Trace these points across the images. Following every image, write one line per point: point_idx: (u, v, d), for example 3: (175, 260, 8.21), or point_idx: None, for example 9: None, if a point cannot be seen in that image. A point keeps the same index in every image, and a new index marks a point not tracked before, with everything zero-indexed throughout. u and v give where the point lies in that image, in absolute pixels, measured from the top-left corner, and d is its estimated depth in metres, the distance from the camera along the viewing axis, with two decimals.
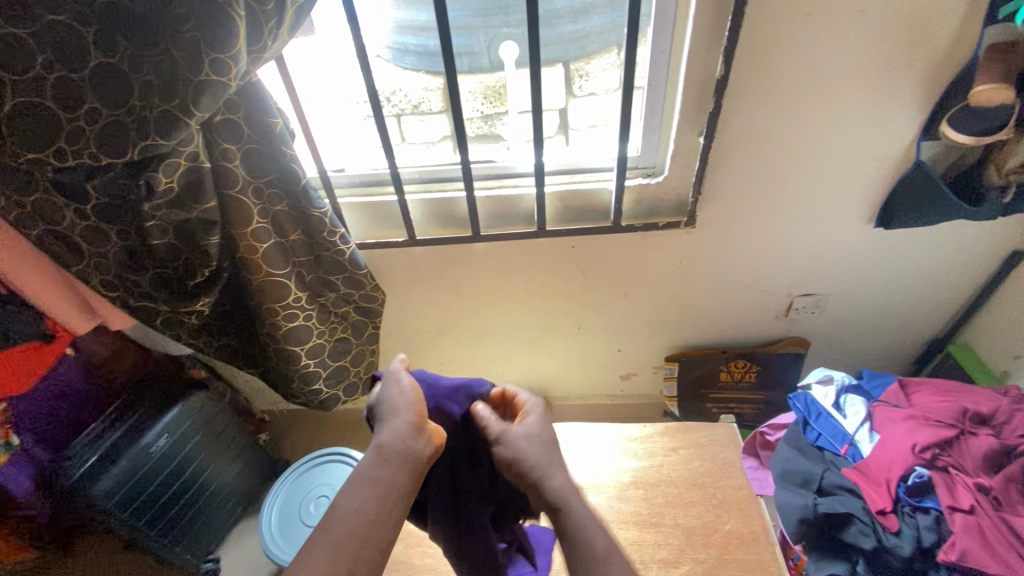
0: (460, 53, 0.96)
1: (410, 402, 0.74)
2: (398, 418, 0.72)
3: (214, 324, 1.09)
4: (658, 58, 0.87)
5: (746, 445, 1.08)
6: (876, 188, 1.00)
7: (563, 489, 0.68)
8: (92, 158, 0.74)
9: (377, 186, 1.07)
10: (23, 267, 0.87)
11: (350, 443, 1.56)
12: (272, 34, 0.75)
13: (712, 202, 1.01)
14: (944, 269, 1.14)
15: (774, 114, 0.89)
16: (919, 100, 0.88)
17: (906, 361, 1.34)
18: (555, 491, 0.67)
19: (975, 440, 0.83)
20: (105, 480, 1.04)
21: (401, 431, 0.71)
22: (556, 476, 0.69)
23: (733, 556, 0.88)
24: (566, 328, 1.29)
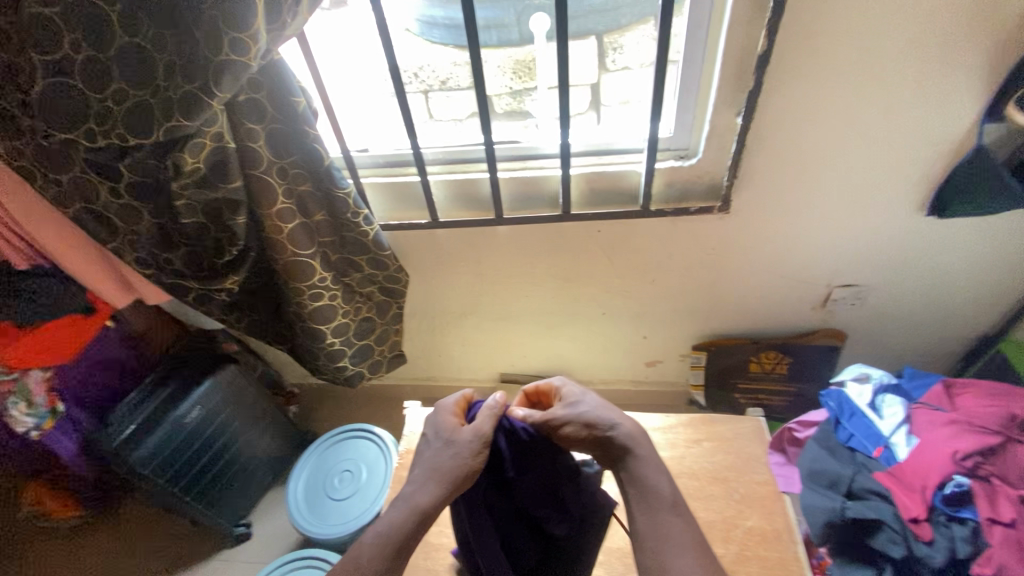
0: (489, 26, 0.93)
1: (479, 454, 0.71)
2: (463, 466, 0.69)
3: (245, 300, 1.10)
4: (694, 32, 0.81)
5: (773, 441, 1.05)
6: (931, 174, 0.92)
7: (627, 435, 0.71)
8: (120, 138, 0.75)
9: (400, 166, 1.06)
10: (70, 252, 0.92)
11: (375, 418, 1.60)
12: (291, 11, 0.72)
13: (748, 186, 0.96)
14: (1002, 262, 1.06)
15: (820, 93, 0.83)
16: (987, 78, 0.80)
17: (951, 357, 1.26)
18: (624, 438, 0.70)
19: (1022, 449, 0.78)
20: (140, 448, 1.09)
21: (448, 482, 0.69)
22: (625, 424, 0.72)
23: (754, 553, 0.86)
24: (590, 313, 1.26)
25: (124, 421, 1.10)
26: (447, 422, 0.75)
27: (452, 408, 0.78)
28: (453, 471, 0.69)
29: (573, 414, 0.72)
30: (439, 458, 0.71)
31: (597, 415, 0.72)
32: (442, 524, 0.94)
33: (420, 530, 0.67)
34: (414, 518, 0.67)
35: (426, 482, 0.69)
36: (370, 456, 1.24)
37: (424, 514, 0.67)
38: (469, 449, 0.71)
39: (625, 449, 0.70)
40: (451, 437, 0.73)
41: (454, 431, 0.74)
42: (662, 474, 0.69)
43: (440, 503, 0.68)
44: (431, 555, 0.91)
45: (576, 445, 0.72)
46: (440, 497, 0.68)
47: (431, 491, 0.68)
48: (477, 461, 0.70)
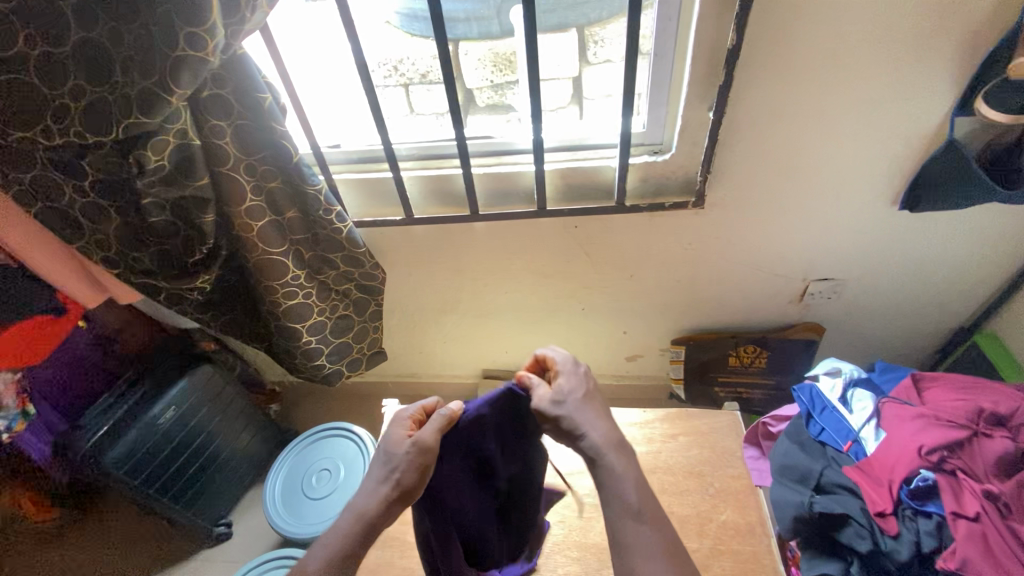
0: (468, 18, 0.92)
1: (415, 469, 0.66)
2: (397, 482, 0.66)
3: (220, 299, 1.08)
4: (665, 25, 0.80)
5: (748, 435, 1.07)
6: (903, 168, 0.93)
7: (600, 444, 0.67)
8: (79, 135, 0.73)
9: (373, 162, 1.05)
10: (41, 251, 0.89)
11: (357, 415, 1.59)
12: (250, 5, 0.70)
13: (722, 180, 0.96)
14: (974, 256, 1.06)
15: (790, 88, 0.83)
16: (955, 73, 0.80)
17: (928, 350, 1.27)
18: (590, 448, 0.67)
19: (989, 442, 0.79)
20: (113, 450, 1.07)
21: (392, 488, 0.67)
22: (596, 431, 0.68)
23: (727, 547, 0.86)
24: (570, 308, 1.26)
25: (96, 424, 1.09)
26: (395, 434, 0.69)
27: (408, 418, 0.72)
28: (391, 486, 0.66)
29: (563, 410, 0.69)
30: (380, 470, 0.68)
31: (582, 418, 0.68)
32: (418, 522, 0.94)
33: (365, 540, 0.66)
34: (359, 526, 0.66)
35: (371, 492, 0.67)
36: (348, 455, 1.24)
37: (368, 523, 0.66)
38: (405, 464, 0.66)
39: (596, 459, 0.66)
40: (393, 449, 0.68)
41: (397, 443, 0.68)
42: (633, 480, 0.65)
43: (384, 513, 0.67)
44: (405, 554, 0.90)
45: (557, 437, 0.70)
46: (381, 509, 0.66)
47: (374, 503, 0.67)
48: (415, 477, 0.66)
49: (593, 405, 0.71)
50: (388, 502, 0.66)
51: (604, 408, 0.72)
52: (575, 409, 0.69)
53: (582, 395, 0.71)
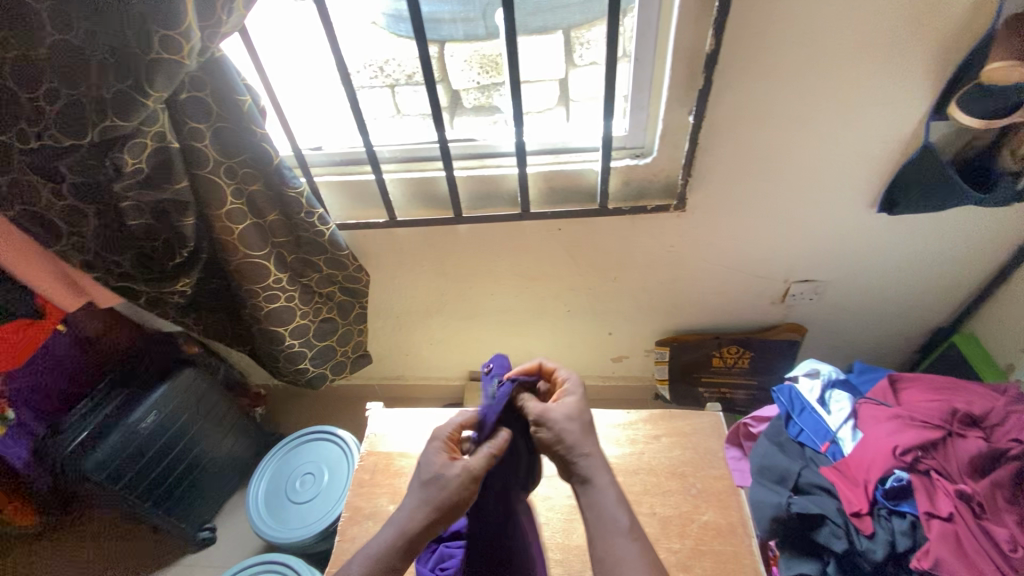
0: (454, 19, 0.91)
1: (464, 487, 0.68)
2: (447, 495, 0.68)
3: (202, 302, 1.07)
4: (645, 28, 0.80)
5: (729, 436, 1.08)
6: (881, 171, 0.94)
7: (594, 464, 0.70)
8: (55, 138, 0.72)
9: (354, 165, 1.04)
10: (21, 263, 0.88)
11: (343, 417, 1.58)
12: (226, 8, 0.69)
13: (704, 183, 0.96)
14: (952, 258, 1.08)
15: (768, 92, 0.83)
16: (930, 79, 0.81)
17: (908, 350, 1.29)
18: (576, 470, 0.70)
19: (963, 442, 0.80)
20: (94, 457, 1.06)
21: (431, 516, 0.67)
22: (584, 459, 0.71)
23: (709, 547, 0.86)
24: (556, 310, 1.26)
25: (76, 433, 1.07)
26: (436, 458, 0.71)
27: (443, 442, 0.73)
28: (439, 501, 0.67)
29: (552, 421, 0.73)
30: (421, 490, 0.69)
31: (573, 436, 0.72)
32: None
33: (409, 553, 0.67)
34: (403, 544, 0.66)
35: (414, 509, 0.68)
36: (332, 458, 1.23)
37: (412, 539, 0.67)
38: (452, 480, 0.68)
39: (587, 477, 0.69)
40: (435, 464, 0.70)
41: (443, 466, 0.70)
42: (615, 497, 0.69)
43: (428, 527, 0.67)
44: None
45: (549, 453, 0.73)
46: (428, 525, 0.67)
47: (417, 518, 0.67)
48: (464, 497, 0.68)
49: (582, 423, 0.74)
50: (436, 518, 0.67)
51: (591, 428, 0.75)
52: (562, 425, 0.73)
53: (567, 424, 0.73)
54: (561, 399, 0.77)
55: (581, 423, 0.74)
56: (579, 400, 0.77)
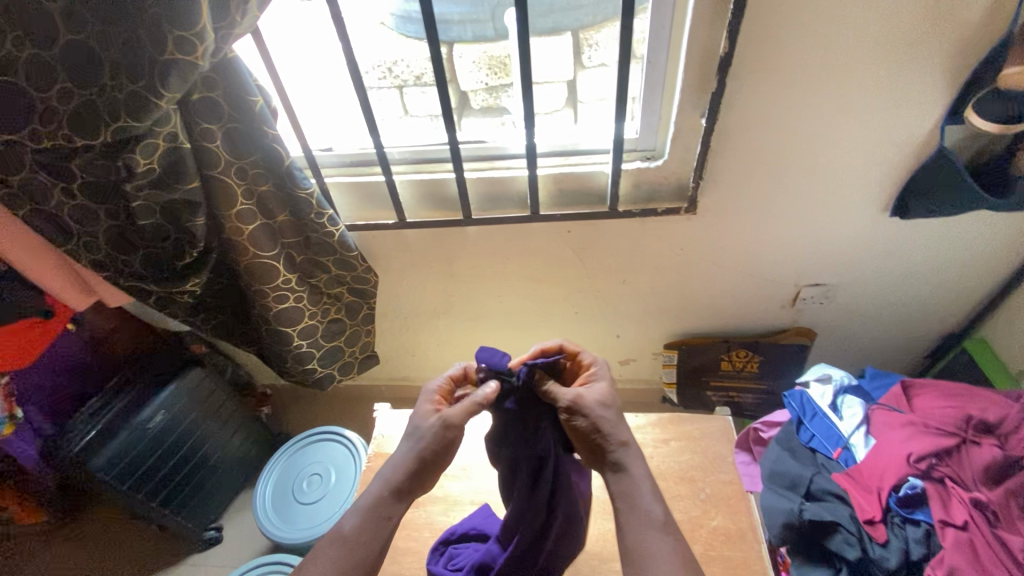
0: (464, 20, 0.91)
1: (438, 441, 0.67)
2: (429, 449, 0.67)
3: (211, 302, 1.07)
4: (658, 31, 0.80)
5: (739, 441, 1.08)
6: (894, 175, 0.93)
7: (628, 456, 0.66)
8: (67, 139, 0.72)
9: (364, 166, 1.04)
10: (26, 257, 0.87)
11: (349, 418, 1.58)
12: (241, 9, 0.69)
13: (715, 186, 0.96)
14: (964, 262, 1.07)
15: (781, 95, 0.83)
16: (946, 83, 0.81)
17: (918, 355, 1.28)
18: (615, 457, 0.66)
19: (977, 450, 0.80)
20: (103, 454, 1.06)
21: (406, 464, 0.67)
22: (621, 439, 0.67)
23: (718, 553, 0.86)
24: (564, 312, 1.26)
25: (85, 427, 1.08)
26: (420, 409, 0.71)
27: (433, 396, 0.72)
28: (420, 453, 0.67)
29: (587, 409, 0.67)
30: (405, 443, 0.69)
31: (607, 422, 0.67)
32: (409, 529, 0.93)
33: (397, 503, 0.66)
34: (387, 492, 0.66)
35: (397, 460, 0.68)
36: (339, 459, 1.23)
37: (397, 489, 0.66)
38: (432, 432, 0.67)
39: (623, 468, 0.66)
40: (420, 421, 0.69)
41: (423, 416, 0.70)
42: (648, 489, 0.65)
43: (411, 478, 0.67)
44: (397, 559, 0.90)
45: (581, 437, 0.69)
46: (409, 475, 0.66)
47: (399, 469, 0.67)
48: (436, 448, 0.67)
49: (616, 409, 0.70)
50: (416, 469, 0.67)
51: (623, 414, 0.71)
52: (598, 408, 0.68)
53: (600, 405, 0.68)
54: (588, 383, 0.71)
55: (614, 410, 0.69)
56: (608, 386, 0.72)
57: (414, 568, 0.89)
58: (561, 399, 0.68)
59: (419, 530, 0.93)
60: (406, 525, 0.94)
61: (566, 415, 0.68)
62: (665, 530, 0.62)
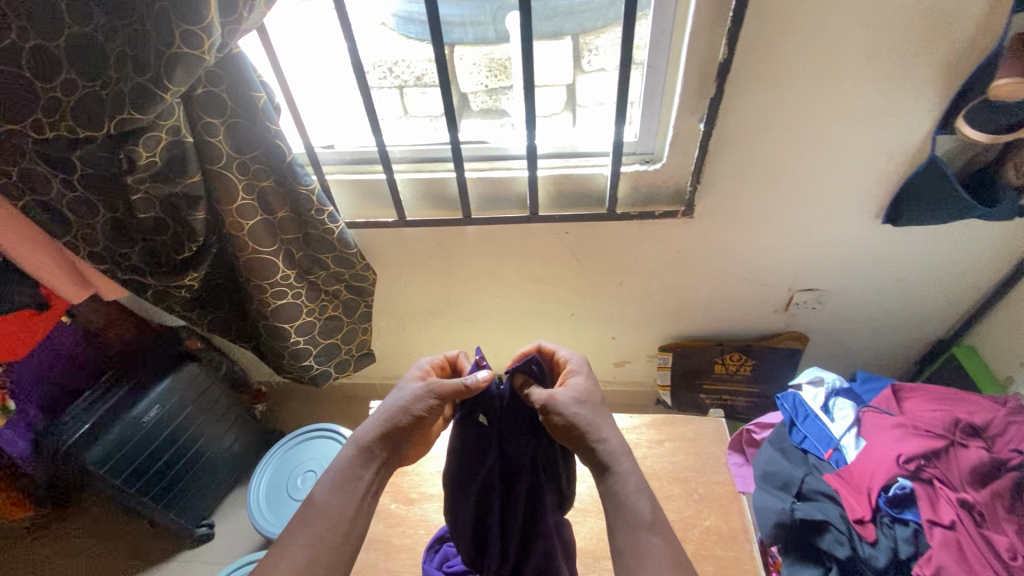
0: (464, 23, 0.92)
1: (420, 402, 0.68)
2: (404, 410, 0.68)
3: (207, 297, 1.06)
4: (659, 36, 0.82)
5: (733, 442, 1.08)
6: (887, 183, 0.95)
7: (616, 448, 0.66)
8: (70, 130, 0.72)
9: (367, 164, 1.05)
10: (20, 244, 0.86)
11: (343, 416, 1.58)
12: (248, 5, 0.70)
13: (712, 191, 0.97)
14: (954, 270, 1.09)
15: (777, 101, 0.84)
16: (938, 93, 0.83)
17: (908, 360, 1.31)
18: (606, 452, 0.65)
19: (966, 452, 0.82)
20: (95, 448, 1.05)
21: (382, 423, 0.68)
22: (609, 437, 0.66)
23: (710, 552, 0.86)
24: (560, 314, 1.27)
25: (79, 420, 1.07)
26: (409, 374, 0.74)
27: (424, 366, 0.76)
28: (395, 413, 0.68)
29: (563, 406, 0.67)
30: (384, 405, 0.71)
31: (585, 419, 0.67)
32: (404, 526, 0.94)
33: (366, 464, 0.66)
34: (357, 452, 0.67)
35: (373, 420, 0.69)
36: (333, 456, 1.23)
37: (367, 449, 0.67)
38: (412, 394, 0.69)
39: (608, 464, 0.65)
40: (404, 385, 0.72)
41: (409, 381, 0.73)
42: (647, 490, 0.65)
43: (383, 439, 0.67)
44: (391, 556, 0.90)
45: (560, 433, 0.67)
46: (382, 435, 0.67)
47: (372, 429, 0.68)
48: (416, 409, 0.68)
49: (593, 403, 0.70)
50: (390, 429, 0.68)
51: (602, 409, 0.70)
52: (574, 402, 0.68)
53: (577, 400, 0.68)
54: (567, 382, 0.72)
55: (591, 405, 0.69)
56: (586, 381, 0.72)
57: (409, 564, 0.89)
58: (537, 399, 0.67)
59: (414, 527, 0.94)
60: (401, 523, 0.94)
61: (543, 416, 0.67)
62: (654, 530, 0.60)
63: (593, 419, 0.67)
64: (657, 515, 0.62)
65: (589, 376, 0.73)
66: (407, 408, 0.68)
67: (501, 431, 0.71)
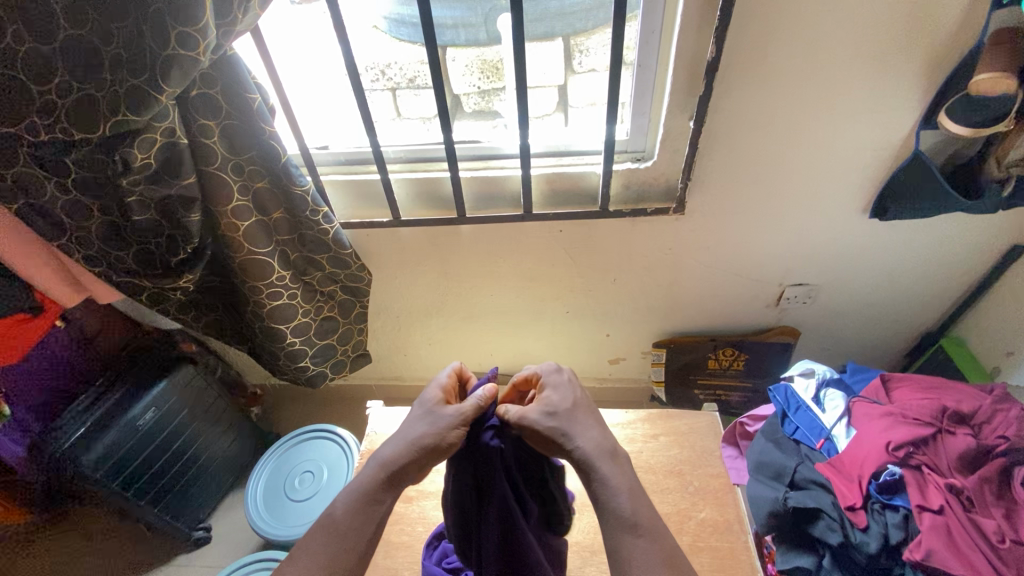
0: (455, 25, 0.93)
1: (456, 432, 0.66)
2: (436, 437, 0.65)
3: (203, 299, 1.07)
4: (648, 36, 0.83)
5: (726, 434, 1.12)
6: (874, 177, 0.97)
7: (593, 453, 0.63)
8: (65, 133, 0.72)
9: (361, 164, 1.06)
10: (16, 245, 0.86)
11: (340, 418, 1.58)
12: (241, 6, 0.70)
13: (702, 188, 0.99)
14: (940, 264, 1.12)
15: (765, 97, 0.86)
16: (921, 89, 0.85)
17: (897, 353, 1.33)
18: (580, 460, 0.63)
19: (953, 439, 0.84)
20: (92, 452, 1.05)
21: (408, 447, 0.66)
22: (582, 441, 0.64)
23: (706, 544, 0.88)
24: (554, 312, 1.28)
25: (75, 424, 1.07)
26: (430, 394, 0.72)
27: (442, 386, 0.74)
28: (424, 438, 0.66)
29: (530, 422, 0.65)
30: (412, 427, 0.68)
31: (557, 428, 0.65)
32: (402, 523, 0.94)
33: (390, 487, 0.65)
34: (382, 476, 0.65)
35: (396, 443, 0.67)
36: (331, 457, 1.24)
37: (394, 473, 0.65)
38: (446, 421, 0.67)
39: (584, 472, 0.63)
40: (433, 409, 0.69)
41: (437, 405, 0.70)
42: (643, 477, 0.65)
43: (411, 464, 0.65)
44: (390, 553, 0.91)
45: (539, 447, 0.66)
46: (410, 460, 0.65)
47: (399, 453, 0.66)
48: (451, 440, 0.65)
49: (568, 410, 0.67)
50: (419, 454, 0.65)
51: (584, 412, 0.68)
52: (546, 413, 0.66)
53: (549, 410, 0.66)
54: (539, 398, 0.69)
55: (564, 414, 0.67)
56: (559, 392, 0.69)
57: (408, 561, 0.90)
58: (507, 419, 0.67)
59: (413, 525, 0.94)
60: (399, 521, 0.95)
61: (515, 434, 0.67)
62: (657, 525, 0.61)
63: (564, 427, 0.65)
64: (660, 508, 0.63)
65: (567, 386, 0.70)
66: (440, 435, 0.65)
67: (477, 453, 0.69)
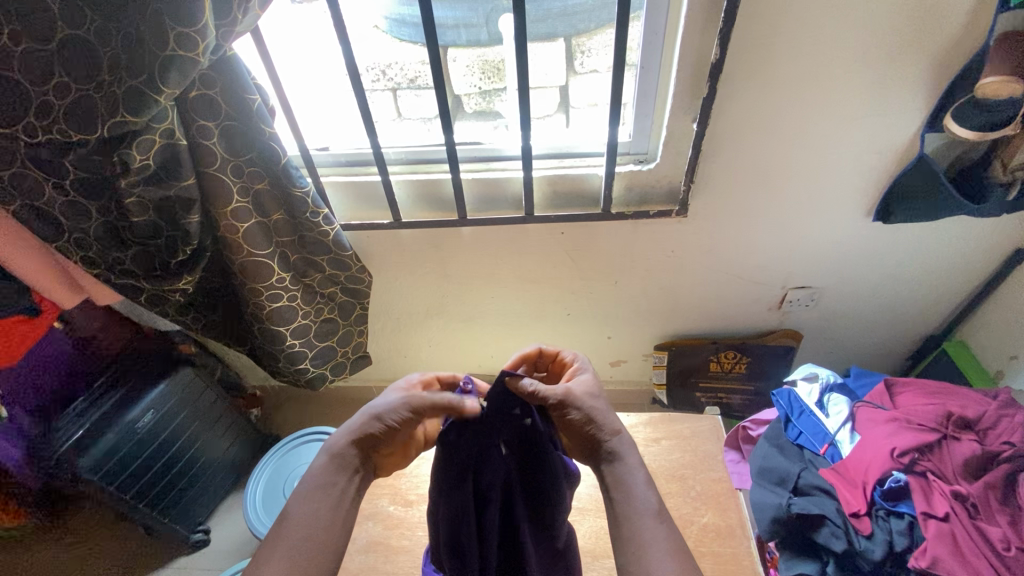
0: (457, 25, 0.92)
1: (399, 413, 0.67)
2: (377, 418, 0.67)
3: (202, 301, 1.06)
4: (651, 37, 0.83)
5: (728, 439, 1.12)
6: (877, 180, 0.96)
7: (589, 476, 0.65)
8: (62, 134, 0.71)
9: (361, 166, 1.05)
10: (17, 251, 0.85)
11: (340, 420, 1.57)
12: (241, 7, 0.70)
13: (705, 190, 0.98)
14: (944, 267, 1.11)
15: (770, 96, 0.85)
16: (926, 93, 0.84)
17: (900, 356, 1.32)
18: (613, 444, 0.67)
19: (958, 445, 0.84)
20: (90, 454, 1.04)
21: (354, 429, 0.68)
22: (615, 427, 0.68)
23: (708, 549, 0.87)
24: (555, 314, 1.27)
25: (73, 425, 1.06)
26: (392, 384, 0.74)
27: (408, 378, 0.75)
28: (368, 421, 0.68)
29: (578, 400, 0.67)
30: (361, 410, 0.70)
31: (599, 410, 0.68)
32: (403, 528, 0.94)
33: (342, 469, 0.66)
34: (330, 460, 0.66)
35: (343, 428, 0.69)
36: None
37: (339, 456, 0.66)
38: (389, 403, 0.68)
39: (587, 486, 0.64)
40: (384, 395, 0.71)
41: (390, 392, 0.72)
42: (643, 477, 0.65)
43: (355, 445, 0.67)
44: (391, 558, 0.90)
45: (574, 429, 0.67)
46: (354, 441, 0.67)
47: (345, 435, 0.68)
48: (392, 421, 0.67)
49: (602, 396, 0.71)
50: (362, 436, 0.67)
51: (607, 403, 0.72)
52: (587, 393, 0.69)
53: (588, 392, 0.69)
54: (574, 377, 0.72)
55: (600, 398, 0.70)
56: (592, 376, 0.73)
57: (408, 566, 0.89)
58: (553, 395, 0.65)
59: (413, 529, 0.94)
60: (400, 525, 0.94)
61: (560, 410, 0.66)
62: (654, 532, 0.60)
63: (603, 413, 0.68)
64: (662, 513, 0.63)
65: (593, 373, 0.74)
66: (380, 416, 0.67)
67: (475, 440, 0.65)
